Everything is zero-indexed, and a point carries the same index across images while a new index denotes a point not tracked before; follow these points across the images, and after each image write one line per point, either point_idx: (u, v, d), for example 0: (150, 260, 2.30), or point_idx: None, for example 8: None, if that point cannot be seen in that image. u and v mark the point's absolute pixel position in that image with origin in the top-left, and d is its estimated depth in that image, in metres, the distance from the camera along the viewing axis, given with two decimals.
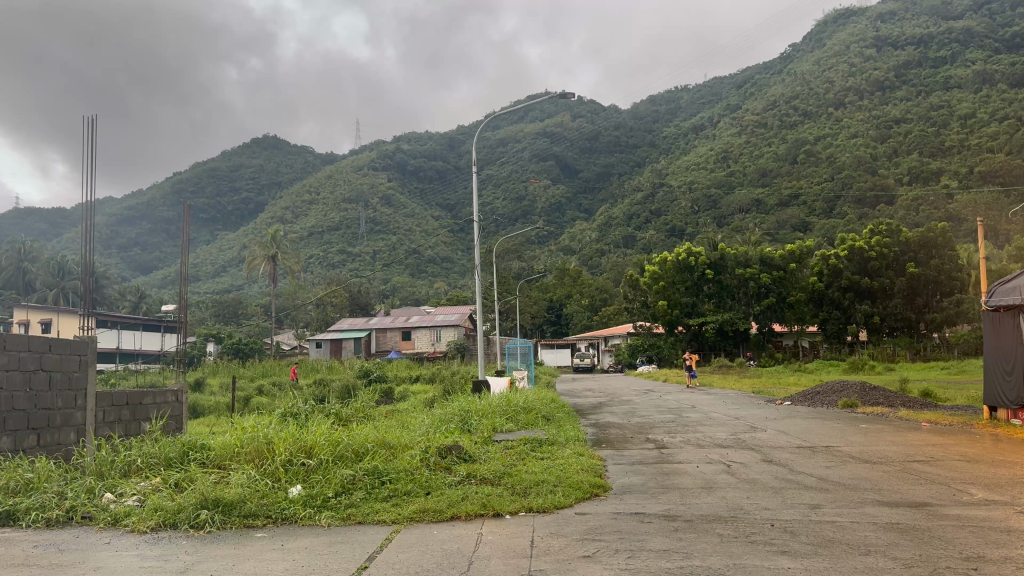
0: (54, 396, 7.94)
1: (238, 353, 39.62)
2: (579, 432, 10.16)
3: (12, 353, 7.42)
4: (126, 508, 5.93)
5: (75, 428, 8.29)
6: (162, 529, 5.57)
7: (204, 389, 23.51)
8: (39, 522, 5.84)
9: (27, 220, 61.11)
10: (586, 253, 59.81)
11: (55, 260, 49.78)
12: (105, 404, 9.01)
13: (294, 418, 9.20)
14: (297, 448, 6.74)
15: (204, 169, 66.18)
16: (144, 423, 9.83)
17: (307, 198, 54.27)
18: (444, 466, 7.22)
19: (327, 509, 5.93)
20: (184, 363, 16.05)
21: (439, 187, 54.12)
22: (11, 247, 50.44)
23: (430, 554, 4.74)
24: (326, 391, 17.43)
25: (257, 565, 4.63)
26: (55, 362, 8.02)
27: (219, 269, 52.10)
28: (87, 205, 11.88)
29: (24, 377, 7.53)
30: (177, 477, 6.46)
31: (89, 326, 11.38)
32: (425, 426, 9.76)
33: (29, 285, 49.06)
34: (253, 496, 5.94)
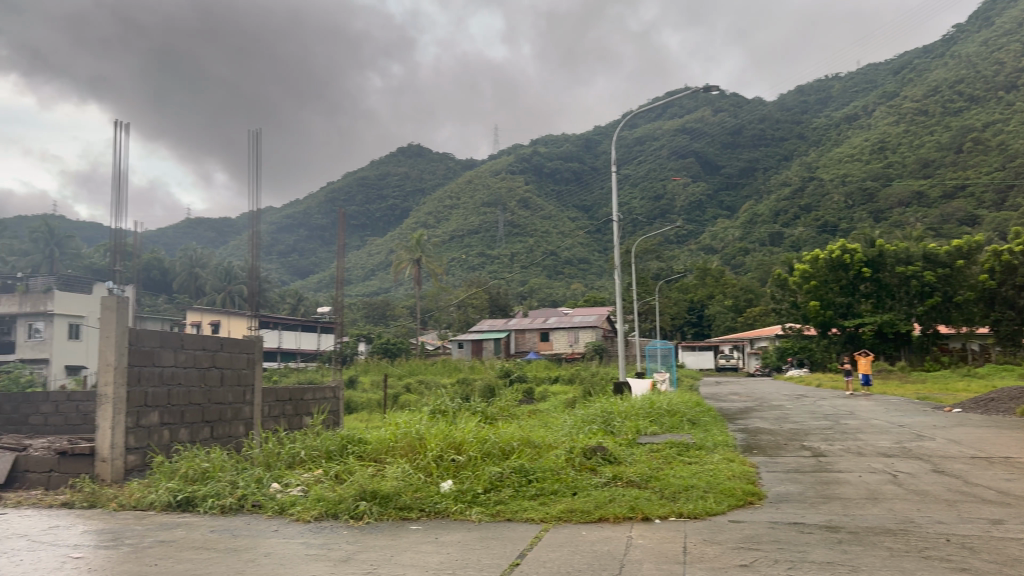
0: (225, 391, 8.60)
1: (387, 352, 41.11)
2: (728, 437, 9.83)
3: (190, 351, 8.08)
4: (291, 498, 6.29)
5: (243, 422, 8.92)
6: (324, 519, 5.87)
7: (357, 388, 24.37)
8: (215, 508, 6.29)
9: (198, 229, 66.38)
10: (728, 252, 56.84)
11: (223, 266, 54.10)
12: (270, 399, 9.66)
13: (442, 415, 9.41)
14: (448, 444, 6.94)
15: (353, 177, 69.21)
16: (305, 417, 10.45)
17: (449, 203, 56.02)
18: (590, 466, 7.20)
19: (477, 504, 6.05)
20: (343, 363, 17.17)
21: (576, 190, 54.80)
22: (185, 254, 54.18)
23: (580, 554, 4.73)
24: (472, 391, 17.92)
25: (415, 557, 4.77)
26: (226, 359, 8.66)
27: (367, 274, 54.18)
28: (254, 217, 12.74)
29: (199, 373, 8.19)
30: (337, 470, 6.80)
31: (255, 327, 12.18)
32: (568, 427, 9.79)
33: (199, 289, 52.50)
34: (408, 489, 6.15)
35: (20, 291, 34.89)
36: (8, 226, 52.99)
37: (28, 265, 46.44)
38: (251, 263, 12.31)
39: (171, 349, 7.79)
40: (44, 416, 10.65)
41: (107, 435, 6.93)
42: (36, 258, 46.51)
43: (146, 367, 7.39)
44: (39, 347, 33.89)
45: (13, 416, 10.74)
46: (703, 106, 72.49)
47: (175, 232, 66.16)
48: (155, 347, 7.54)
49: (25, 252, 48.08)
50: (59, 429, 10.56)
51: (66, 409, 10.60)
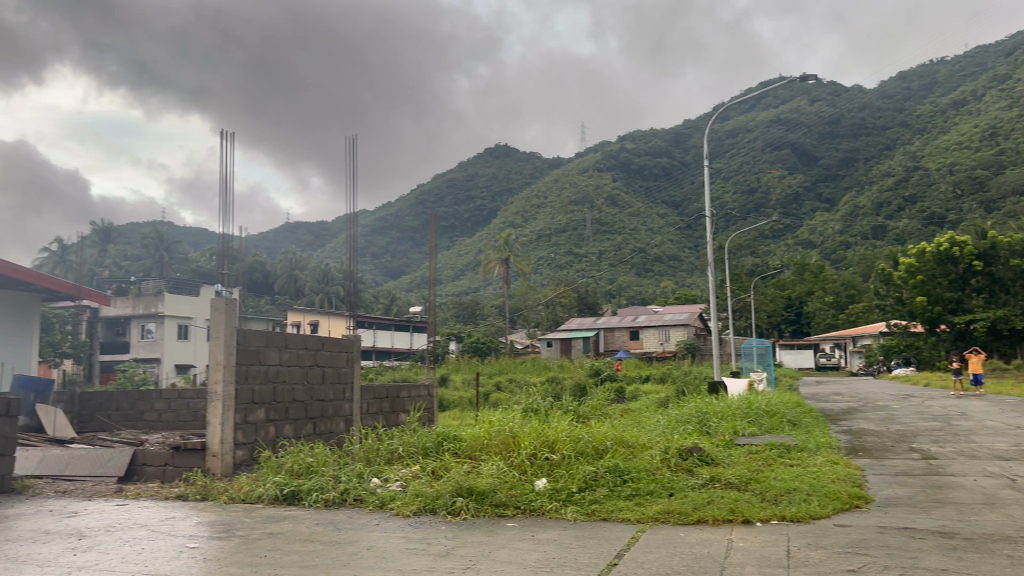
0: (326, 389, 8.92)
1: (477, 351, 41.61)
2: (830, 439, 9.49)
3: (294, 350, 8.41)
4: (391, 493, 6.46)
5: (343, 419, 9.23)
6: (422, 514, 6.01)
7: (449, 386, 24.82)
8: (318, 502, 6.51)
9: (297, 232, 68.90)
10: (829, 246, 53.70)
11: (320, 268, 55.61)
12: (369, 397, 9.94)
13: (536, 413, 9.44)
14: (542, 442, 6.98)
15: (443, 179, 70.25)
16: (402, 414, 10.71)
17: (536, 202, 56.23)
18: (686, 467, 7.10)
19: (572, 504, 6.05)
20: (435, 362, 17.53)
21: (666, 185, 53.97)
22: (285, 257, 56.39)
23: (678, 556, 4.67)
24: (563, 389, 17.98)
25: (512, 554, 4.81)
26: (327, 358, 8.98)
27: (458, 273, 56.40)
28: (350, 218, 13.26)
29: (303, 371, 8.53)
30: (434, 466, 6.95)
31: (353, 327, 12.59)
32: (663, 427, 9.69)
33: (299, 290, 54.38)
34: (502, 486, 6.22)
35: (133, 294, 36.98)
36: (122, 232, 56.28)
37: (140, 269, 49.18)
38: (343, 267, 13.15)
39: (276, 348, 8.13)
40: (158, 412, 11.27)
41: (217, 430, 7.29)
42: (147, 263, 49.22)
43: (254, 366, 7.74)
44: (152, 347, 35.89)
45: (131, 412, 11.42)
46: (799, 96, 69.98)
47: (274, 236, 68.88)
48: (261, 346, 7.88)
49: (138, 257, 50.95)
50: (172, 425, 11.16)
51: (178, 406, 11.19)
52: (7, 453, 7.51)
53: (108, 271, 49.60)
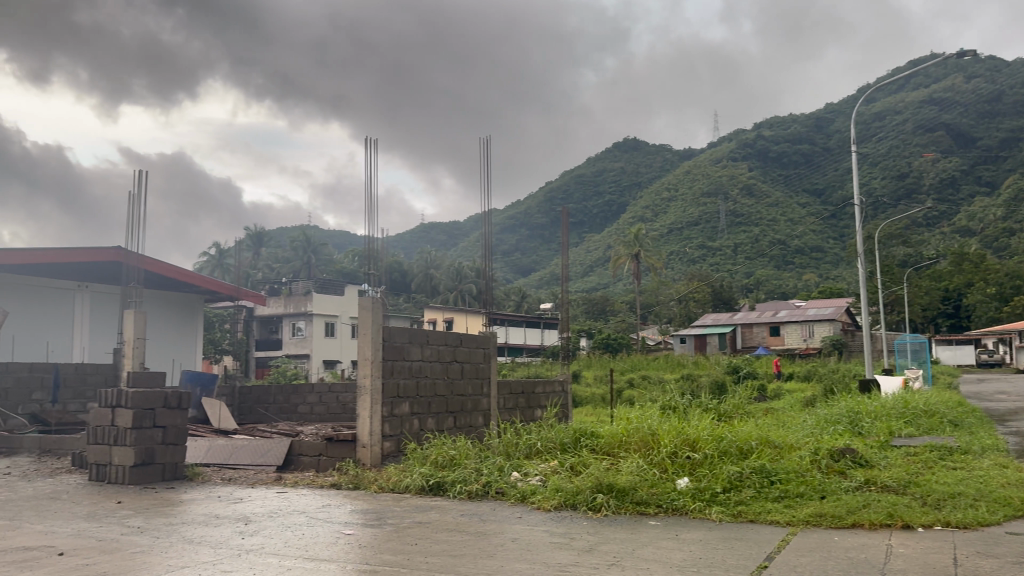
0: (465, 384, 9.15)
1: (609, 347, 41.38)
2: (999, 441, 8.79)
3: (434, 346, 8.68)
4: (532, 487, 6.55)
5: (482, 413, 9.44)
6: (563, 509, 6.06)
7: (582, 382, 24.85)
8: (463, 493, 6.70)
9: (431, 232, 70.95)
10: (990, 233, 51.73)
11: (454, 267, 56.65)
12: (505, 392, 10.12)
13: (674, 411, 9.30)
14: (682, 441, 6.87)
15: (571, 176, 70.23)
16: (537, 410, 10.83)
17: (667, 195, 55.71)
18: (838, 470, 6.81)
19: (717, 504, 5.93)
20: (569, 358, 17.29)
21: (806, 172, 51.57)
22: (421, 257, 58.21)
23: (833, 560, 4.48)
24: (701, 387, 17.61)
25: (658, 552, 4.76)
26: (466, 354, 9.20)
27: (587, 269, 57.52)
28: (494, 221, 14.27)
29: (443, 366, 8.79)
30: (574, 462, 6.98)
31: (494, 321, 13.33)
32: (809, 427, 9.30)
33: (434, 289, 55.80)
34: (643, 485, 6.18)
35: (284, 293, 39.26)
36: (273, 236, 59.89)
37: (289, 270, 52.11)
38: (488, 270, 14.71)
39: (419, 344, 8.41)
40: (311, 405, 11.93)
41: (366, 422, 7.65)
42: (295, 264, 52.02)
43: (398, 361, 8.05)
44: (301, 343, 38.00)
45: (285, 405, 12.17)
46: (955, 72, 64.96)
47: (411, 237, 71.23)
48: (404, 343, 8.18)
49: (287, 259, 53.98)
50: (323, 417, 11.76)
51: (328, 399, 11.78)
52: (180, 442, 8.26)
53: (261, 272, 52.89)
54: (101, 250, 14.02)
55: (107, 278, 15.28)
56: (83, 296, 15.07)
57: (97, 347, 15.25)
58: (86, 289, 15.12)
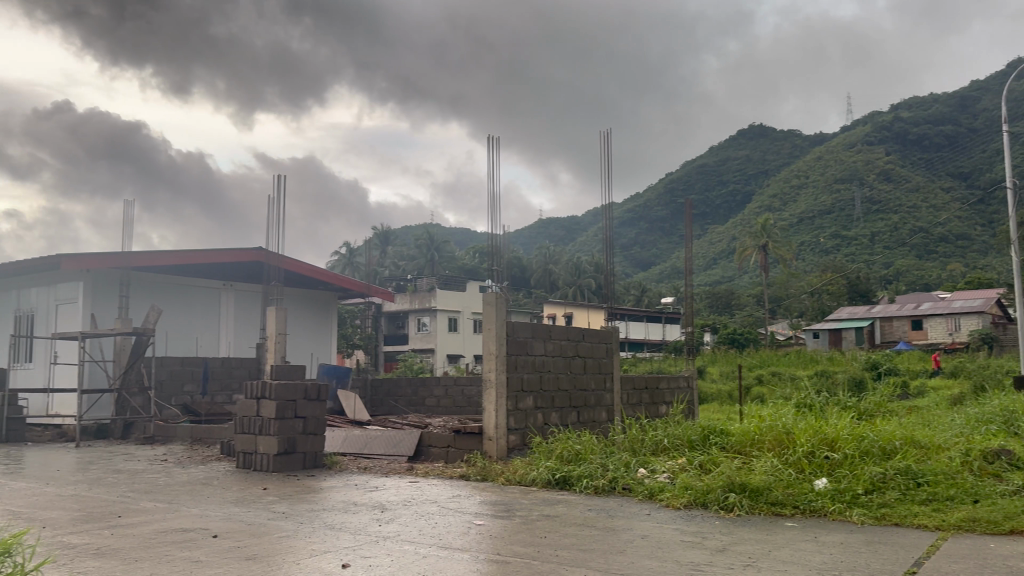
0: (588, 379, 9.15)
1: (735, 342, 40.19)
2: None
3: (556, 342, 8.72)
4: (660, 484, 6.49)
5: (605, 408, 9.42)
6: (694, 507, 5.96)
7: (708, 378, 24.31)
8: (589, 489, 6.71)
9: (551, 228, 71.21)
10: None
11: (573, 261, 56.52)
12: (628, 387, 10.04)
13: (809, 409, 8.96)
14: (819, 440, 6.61)
15: (692, 166, 68.67)
16: (662, 406, 10.67)
17: (794, 182, 55.05)
18: (993, 473, 6.37)
19: (858, 506, 5.69)
20: (694, 354, 16.58)
21: (949, 154, 48.14)
22: (540, 252, 58.54)
23: (991, 569, 4.20)
24: (836, 384, 16.87)
25: (796, 554, 4.61)
26: (588, 349, 9.19)
27: (711, 262, 56.74)
28: (611, 211, 13.83)
29: (565, 361, 8.82)
30: (704, 459, 6.85)
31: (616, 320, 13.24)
32: (959, 426, 8.71)
33: (553, 284, 56.01)
34: (778, 485, 6.00)
35: (410, 290, 40.51)
36: (397, 234, 61.81)
37: (414, 268, 53.65)
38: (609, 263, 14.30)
39: (542, 339, 8.48)
40: (438, 398, 12.25)
41: (492, 415, 7.81)
42: (419, 261, 53.48)
43: (521, 355, 8.16)
44: (426, 338, 39.08)
45: (415, 397, 12.58)
46: None
47: (531, 233, 71.80)
48: (528, 337, 8.27)
49: (412, 257, 55.54)
50: (450, 410, 12.07)
51: (454, 392, 12.07)
52: (318, 432, 8.69)
53: (387, 271, 54.72)
54: (245, 251, 14.91)
55: (250, 278, 16.22)
56: (229, 295, 16.07)
57: (243, 342, 16.28)
58: (231, 288, 16.11)
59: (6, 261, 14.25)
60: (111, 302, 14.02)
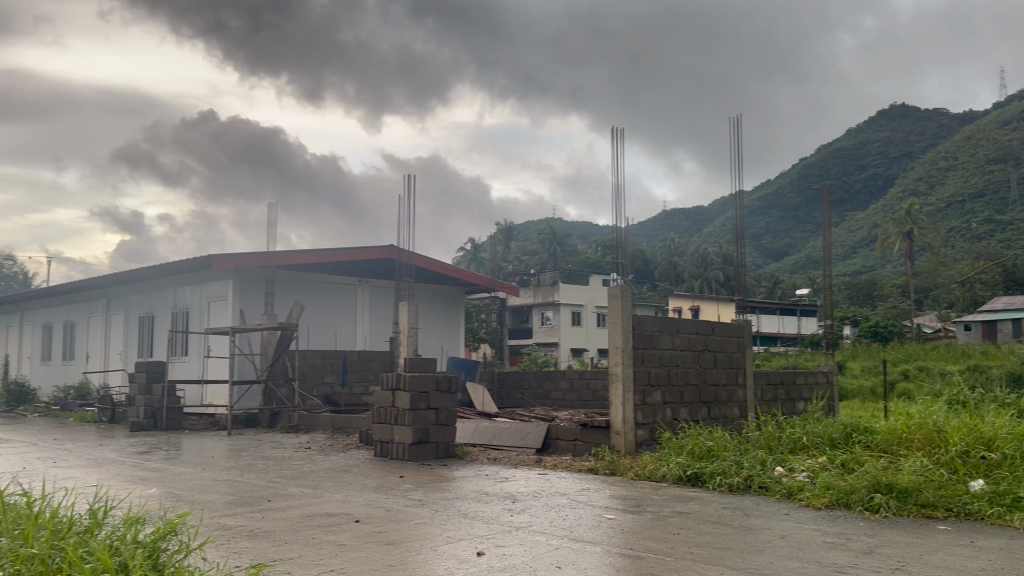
0: (719, 373, 8.95)
1: (877, 336, 38.05)
2: None
3: (685, 335, 8.58)
4: (799, 483, 6.27)
5: (738, 404, 9.19)
6: (836, 508, 5.72)
7: (848, 374, 23.19)
8: (724, 486, 6.58)
9: (676, 219, 69.96)
10: None
11: (700, 253, 55.27)
12: (762, 383, 9.74)
13: (962, 406, 8.41)
14: (974, 439, 6.21)
15: (826, 151, 65.56)
16: (799, 402, 10.28)
17: (942, 164, 51.55)
18: None
19: (1020, 510, 5.29)
20: (834, 348, 15.67)
21: None
22: (665, 244, 57.67)
23: None
24: (993, 379, 15.71)
25: (950, 559, 4.35)
26: (719, 342, 8.99)
27: (850, 251, 53.82)
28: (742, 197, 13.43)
29: (694, 355, 8.66)
30: (846, 458, 6.57)
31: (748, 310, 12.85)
32: None
33: (679, 276, 55.06)
34: (929, 485, 5.67)
35: (534, 284, 40.90)
36: (520, 230, 62.50)
37: (538, 263, 54.09)
38: (740, 252, 13.83)
39: (669, 333, 8.37)
40: (563, 391, 12.32)
41: (619, 410, 7.76)
42: (542, 256, 53.92)
43: (648, 349, 8.08)
44: (551, 332, 39.35)
45: (541, 390, 12.70)
46: None
47: (656, 226, 70.79)
48: (654, 331, 8.19)
49: (535, 251, 55.99)
50: (576, 403, 12.11)
51: (579, 385, 12.10)
52: (450, 423, 8.94)
53: (511, 266, 55.41)
54: (377, 248, 15.50)
55: (382, 275, 16.86)
56: (364, 291, 16.76)
57: (376, 335, 16.97)
58: (366, 284, 16.79)
59: (163, 263, 15.44)
60: (258, 299, 14.96)
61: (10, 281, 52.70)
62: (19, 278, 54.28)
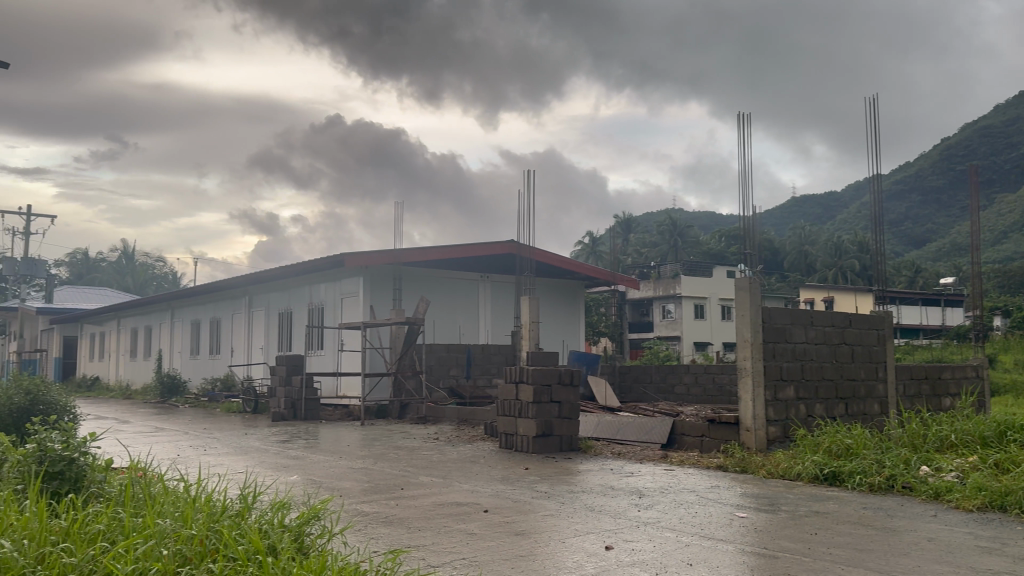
0: (857, 368, 8.55)
1: None
2: None
3: (820, 328, 8.25)
4: (948, 483, 5.93)
5: (878, 400, 8.74)
6: (990, 510, 5.37)
7: (1001, 368, 21.54)
8: (863, 486, 6.28)
9: (806, 206, 67.28)
10: None
11: (832, 242, 52.85)
12: (905, 377, 9.23)
13: None
14: None
15: (973, 128, 61.07)
16: (945, 399, 9.67)
17: None
18: None
19: None
20: (983, 339, 14.58)
21: None
22: (794, 233, 55.54)
23: None
24: None
25: None
26: (856, 335, 8.59)
27: (1001, 236, 50.00)
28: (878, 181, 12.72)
29: (830, 349, 8.31)
30: (1000, 459, 6.15)
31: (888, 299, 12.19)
32: None
33: (810, 266, 52.92)
34: None
35: (656, 277, 40.44)
36: (640, 222, 61.91)
37: (659, 255, 53.34)
38: (878, 239, 13.09)
39: (803, 326, 8.07)
40: (688, 385, 12.11)
41: (749, 406, 7.56)
42: (663, 248, 53.17)
43: (780, 343, 7.83)
44: (672, 325, 38.70)
45: (665, 385, 12.53)
46: None
47: (784, 214, 68.30)
48: (787, 324, 7.92)
49: (656, 243, 55.24)
50: (701, 398, 11.88)
51: (705, 380, 11.88)
52: (573, 417, 8.97)
53: (631, 258, 54.96)
54: (498, 244, 15.73)
55: (503, 270, 17.11)
56: (485, 286, 17.06)
57: (499, 329, 17.23)
58: (488, 279, 17.09)
59: (298, 262, 16.26)
60: (385, 296, 15.51)
61: (161, 280, 57.01)
62: (169, 277, 58.61)
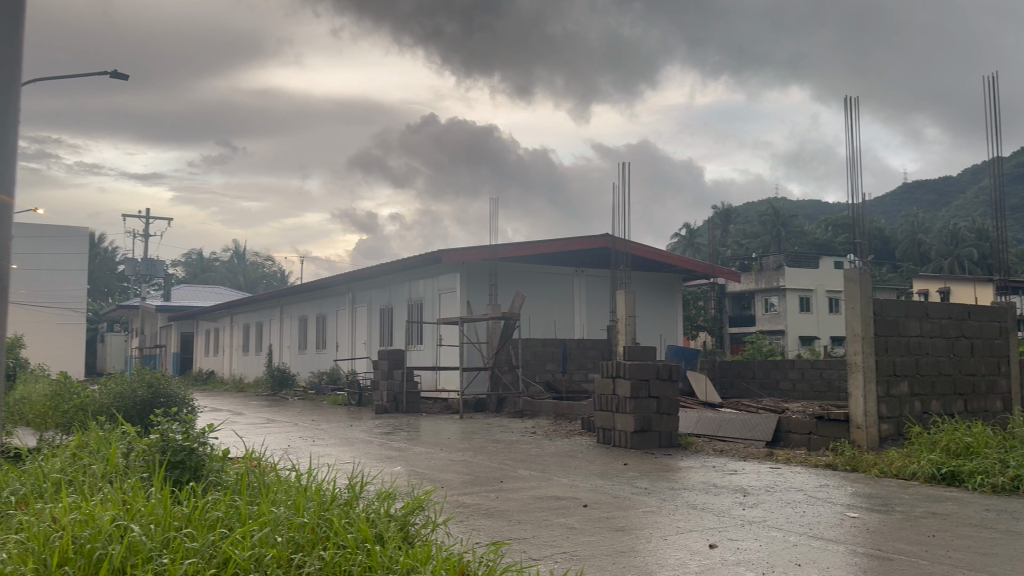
0: (977, 363, 8.10)
1: None
2: None
3: (936, 321, 7.86)
4: None
5: (1001, 397, 8.26)
6: None
7: None
8: (985, 486, 5.95)
9: (918, 193, 64.01)
10: None
11: (947, 230, 50.10)
12: None
13: None
14: None
15: None
16: None
17: None
18: None
19: None
20: None
21: None
22: (906, 221, 52.96)
23: None
24: None
25: None
26: (976, 328, 8.14)
27: None
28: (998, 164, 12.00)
29: (947, 343, 7.90)
30: None
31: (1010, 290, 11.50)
32: None
33: (924, 255, 50.33)
34: None
35: (757, 269, 39.39)
36: (740, 214, 60.42)
37: (760, 246, 51.87)
38: (998, 226, 12.36)
39: (917, 319, 7.71)
40: (793, 381, 11.76)
41: (860, 403, 7.27)
42: (764, 239, 51.71)
43: (892, 337, 7.50)
44: (776, 319, 37.61)
45: (768, 380, 12.20)
46: None
47: (895, 202, 65.18)
48: (899, 317, 7.58)
49: (757, 234, 53.77)
50: (807, 394, 11.52)
51: (812, 375, 11.51)
52: (673, 412, 8.85)
53: (731, 250, 53.71)
54: (593, 239, 15.67)
55: (599, 264, 17.04)
56: (581, 281, 17.03)
57: (595, 324, 17.19)
58: (583, 273, 17.06)
59: (397, 259, 16.65)
60: (482, 291, 15.71)
61: (271, 279, 59.49)
62: (278, 275, 61.11)
